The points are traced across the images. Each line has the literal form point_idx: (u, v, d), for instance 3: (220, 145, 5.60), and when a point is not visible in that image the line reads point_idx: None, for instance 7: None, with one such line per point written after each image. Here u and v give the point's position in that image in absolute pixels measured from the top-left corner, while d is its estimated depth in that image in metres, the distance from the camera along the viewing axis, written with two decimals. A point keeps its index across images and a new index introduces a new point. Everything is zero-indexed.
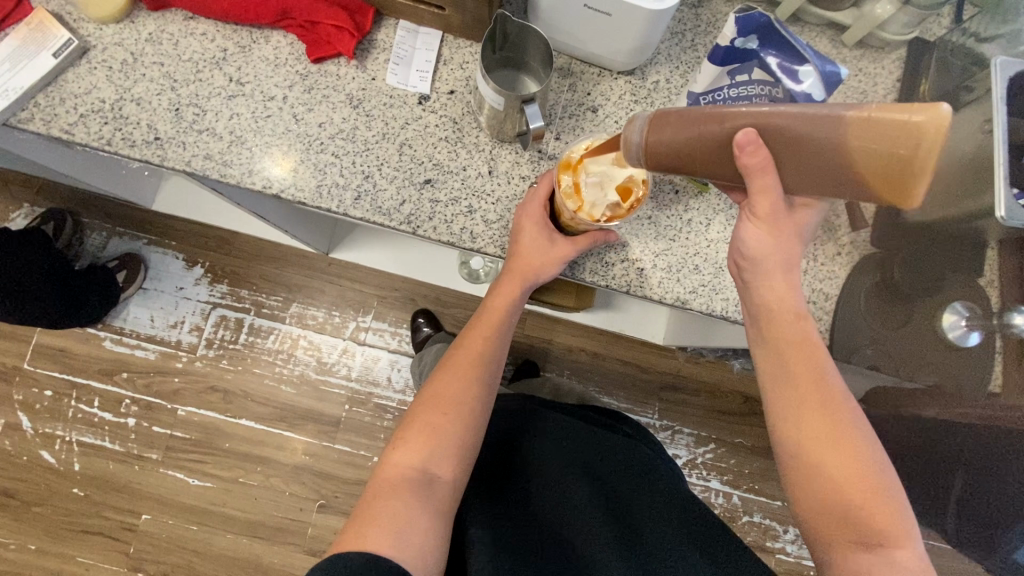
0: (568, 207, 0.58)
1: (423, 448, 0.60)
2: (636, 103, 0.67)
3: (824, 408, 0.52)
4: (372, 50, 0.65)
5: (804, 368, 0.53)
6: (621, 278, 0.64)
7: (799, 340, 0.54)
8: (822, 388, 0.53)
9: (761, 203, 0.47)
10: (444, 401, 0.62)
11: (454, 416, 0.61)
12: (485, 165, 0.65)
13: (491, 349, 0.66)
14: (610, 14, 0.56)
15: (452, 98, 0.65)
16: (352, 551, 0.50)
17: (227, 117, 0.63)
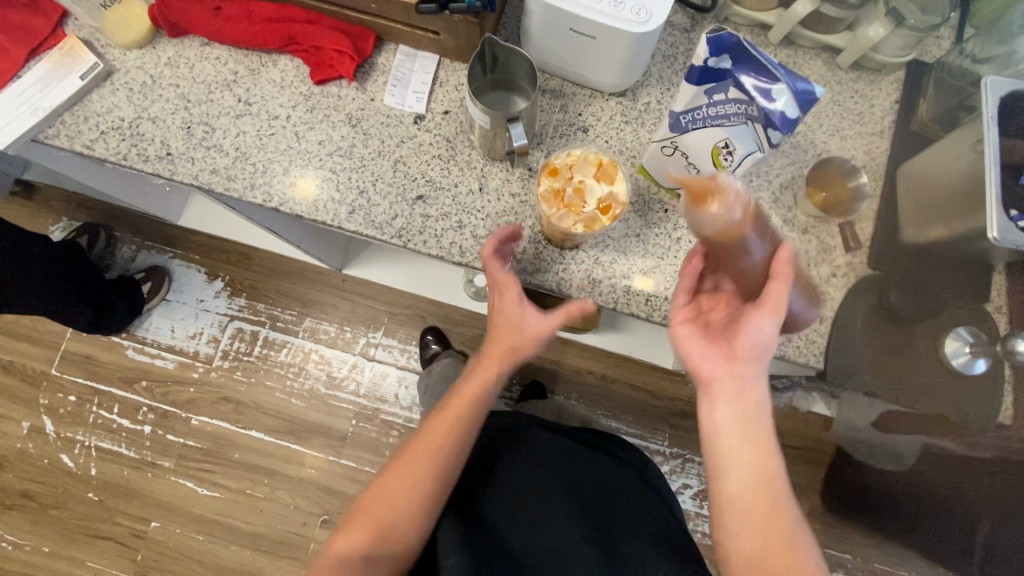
0: (544, 208, 0.53)
1: (364, 533, 0.61)
2: (627, 123, 0.68)
3: (771, 528, 0.50)
4: (372, 73, 0.68)
5: (757, 490, 0.50)
6: (609, 294, 0.64)
7: (766, 473, 0.50)
8: (772, 508, 0.50)
9: (768, 308, 0.48)
10: (394, 493, 0.62)
11: (401, 504, 0.62)
12: (476, 182, 0.67)
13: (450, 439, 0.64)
14: (594, 37, 0.58)
15: (446, 118, 0.68)
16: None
17: (234, 134, 0.67)
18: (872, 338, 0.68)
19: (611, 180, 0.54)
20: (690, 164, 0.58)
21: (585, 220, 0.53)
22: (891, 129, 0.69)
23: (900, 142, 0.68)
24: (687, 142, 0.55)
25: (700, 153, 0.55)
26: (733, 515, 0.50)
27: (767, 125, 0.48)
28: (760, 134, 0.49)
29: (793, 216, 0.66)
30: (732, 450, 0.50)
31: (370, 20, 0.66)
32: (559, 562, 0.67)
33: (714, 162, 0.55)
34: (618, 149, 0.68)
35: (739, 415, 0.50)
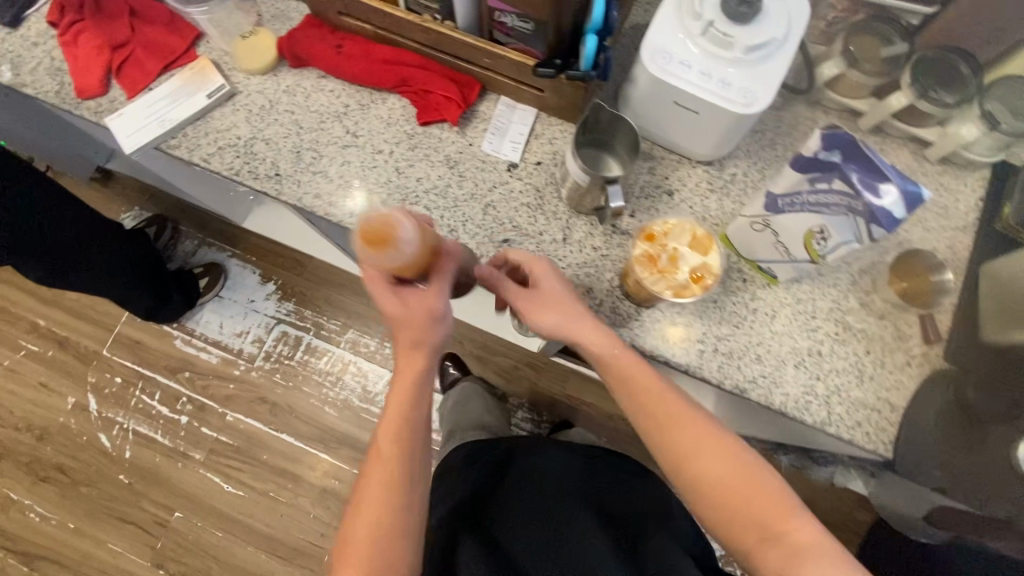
0: (641, 269, 0.57)
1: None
2: (712, 191, 0.70)
3: (702, 452, 0.56)
4: (473, 120, 0.73)
5: (680, 427, 0.58)
6: (682, 356, 0.65)
7: (663, 406, 0.59)
8: (698, 431, 0.57)
9: (541, 297, 0.62)
10: (376, 529, 0.58)
11: (391, 531, 0.58)
12: (560, 232, 0.69)
13: (406, 454, 0.60)
14: (697, 113, 0.61)
15: (538, 168, 0.71)
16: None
17: (339, 163, 0.71)
18: (943, 439, 0.66)
19: (704, 250, 0.59)
20: (779, 242, 0.59)
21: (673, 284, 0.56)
22: (974, 225, 0.70)
23: (982, 239, 0.69)
24: (782, 222, 0.57)
25: (793, 234, 0.57)
26: (697, 457, 0.56)
27: (871, 220, 0.49)
28: (861, 226, 0.51)
29: (872, 302, 0.67)
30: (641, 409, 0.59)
31: (479, 72, 0.70)
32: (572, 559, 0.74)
33: (806, 245, 0.57)
34: (700, 216, 0.70)
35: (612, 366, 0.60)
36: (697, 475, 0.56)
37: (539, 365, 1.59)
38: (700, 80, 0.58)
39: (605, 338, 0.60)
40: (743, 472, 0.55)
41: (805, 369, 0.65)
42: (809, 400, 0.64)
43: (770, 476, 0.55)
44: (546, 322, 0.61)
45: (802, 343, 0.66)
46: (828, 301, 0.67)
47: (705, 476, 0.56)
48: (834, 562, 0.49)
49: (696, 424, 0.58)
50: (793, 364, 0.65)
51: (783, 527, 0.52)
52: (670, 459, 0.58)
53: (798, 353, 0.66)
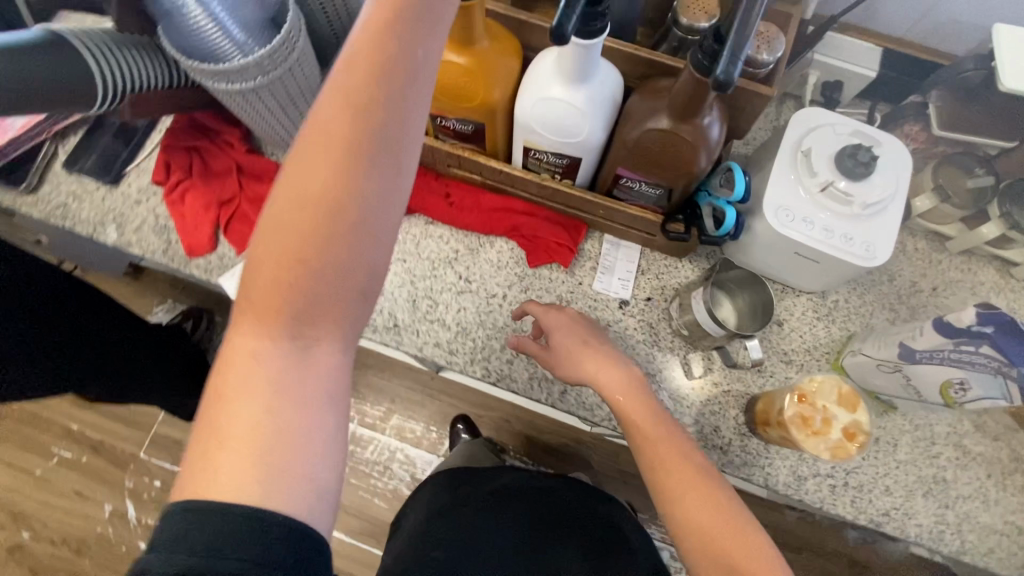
0: (795, 434, 0.56)
1: (279, 329, 0.39)
2: (818, 319, 0.73)
3: (694, 491, 0.56)
4: (582, 259, 0.74)
5: (677, 467, 0.58)
6: (816, 492, 0.67)
7: (657, 436, 0.60)
8: (698, 480, 0.56)
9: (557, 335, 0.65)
10: (313, 237, 0.38)
11: (331, 248, 0.38)
12: (680, 370, 0.70)
13: (359, 178, 0.39)
14: (818, 261, 0.64)
15: (649, 304, 0.72)
16: (191, 510, 0.35)
17: (455, 310, 0.72)
18: None
19: (852, 407, 0.58)
20: (910, 384, 0.61)
21: (835, 448, 0.56)
22: None
23: None
24: (917, 373, 0.59)
25: (928, 383, 0.59)
26: (688, 503, 0.56)
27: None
28: (1012, 388, 0.53)
29: (984, 423, 0.69)
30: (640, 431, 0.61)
31: (589, 218, 0.72)
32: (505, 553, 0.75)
33: (943, 393, 0.58)
34: (812, 345, 0.72)
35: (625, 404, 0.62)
36: (681, 514, 0.56)
37: (587, 439, 1.59)
38: (824, 236, 0.61)
39: (626, 380, 0.63)
40: (731, 524, 0.54)
41: (933, 498, 0.67)
42: (942, 530, 0.66)
43: (761, 535, 0.53)
44: (574, 373, 0.64)
45: (927, 470, 0.68)
46: (944, 425, 0.69)
47: (690, 516, 0.55)
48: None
49: (694, 471, 0.57)
50: (921, 492, 0.67)
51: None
52: (657, 496, 0.58)
53: (924, 482, 0.67)
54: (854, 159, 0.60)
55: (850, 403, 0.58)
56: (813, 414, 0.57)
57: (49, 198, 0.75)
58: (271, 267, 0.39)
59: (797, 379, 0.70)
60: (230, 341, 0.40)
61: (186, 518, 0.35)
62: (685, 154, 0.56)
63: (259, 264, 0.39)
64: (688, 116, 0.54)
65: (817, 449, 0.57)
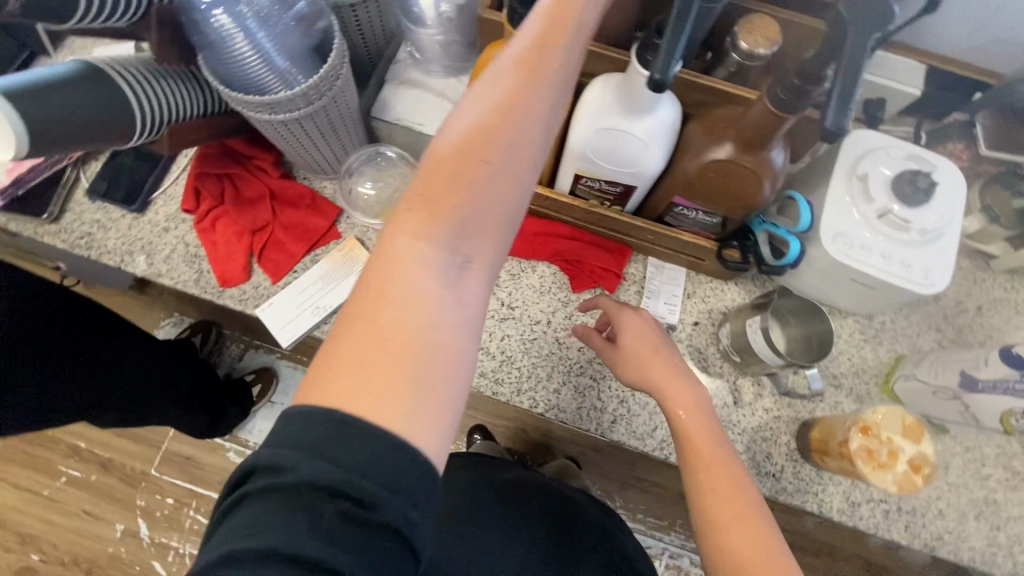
0: (862, 468, 0.56)
1: (440, 232, 0.37)
2: (865, 340, 0.72)
3: (732, 516, 0.50)
4: (626, 284, 0.73)
5: (728, 491, 0.52)
6: (870, 518, 0.66)
7: (708, 452, 0.54)
8: (750, 513, 0.50)
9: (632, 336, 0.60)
10: (485, 147, 0.38)
11: (499, 162, 0.38)
12: (730, 396, 0.69)
13: (541, 104, 0.40)
14: (874, 288, 0.63)
15: (696, 329, 0.71)
16: (335, 415, 0.33)
17: (499, 338, 0.70)
18: None
19: (916, 439, 0.59)
20: (968, 411, 0.62)
21: (902, 481, 0.57)
22: None
23: None
24: (977, 402, 0.60)
25: (988, 411, 0.60)
26: (720, 527, 0.50)
27: None
28: None
29: None
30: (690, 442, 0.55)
31: (635, 242, 0.70)
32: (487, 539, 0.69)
33: (1003, 421, 0.59)
34: (860, 367, 0.71)
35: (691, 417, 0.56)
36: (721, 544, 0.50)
37: None
38: (883, 264, 0.61)
39: (697, 398, 0.56)
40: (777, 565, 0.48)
41: (986, 520, 0.67)
42: (996, 553, 0.66)
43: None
44: (632, 377, 0.60)
45: (978, 492, 0.67)
46: (993, 446, 0.69)
47: (733, 542, 0.49)
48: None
49: (746, 502, 0.51)
50: (973, 515, 0.67)
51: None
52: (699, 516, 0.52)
53: (976, 504, 0.67)
54: (915, 186, 0.59)
55: (913, 435, 0.59)
56: (878, 448, 0.57)
57: (72, 227, 0.72)
58: (445, 163, 0.38)
59: (848, 403, 0.69)
60: (387, 229, 0.38)
61: (322, 409, 0.33)
62: (746, 185, 0.55)
63: (432, 163, 0.38)
64: (754, 147, 0.52)
65: (884, 483, 0.57)
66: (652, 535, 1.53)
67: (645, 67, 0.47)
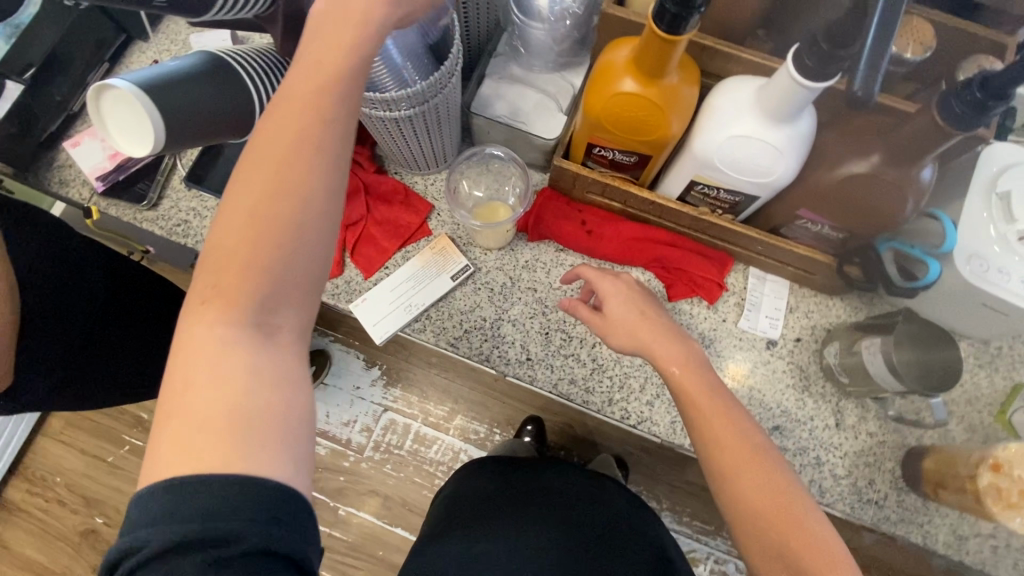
0: (990, 506, 0.57)
1: (239, 301, 0.37)
2: (979, 366, 0.68)
3: (760, 471, 0.49)
4: (724, 294, 0.70)
5: (733, 444, 0.50)
6: (977, 553, 0.63)
7: (716, 408, 0.52)
8: (755, 452, 0.49)
9: (616, 305, 0.58)
10: (258, 229, 0.37)
11: (295, 210, 0.38)
12: (832, 417, 0.66)
13: (318, 136, 0.39)
14: (1006, 314, 0.59)
15: (798, 345, 0.69)
16: (181, 476, 0.33)
17: (590, 345, 0.69)
18: None
19: None
20: None
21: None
22: None
23: None
24: None
25: None
26: (754, 489, 0.48)
27: None
28: None
29: None
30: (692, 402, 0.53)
31: (737, 251, 0.68)
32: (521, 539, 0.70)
33: None
34: (971, 394, 0.67)
35: (686, 372, 0.54)
36: (733, 493, 0.49)
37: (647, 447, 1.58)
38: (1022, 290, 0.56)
39: (689, 360, 0.54)
40: (788, 505, 0.47)
41: None
42: None
43: (820, 520, 0.47)
44: (625, 345, 0.57)
45: None
46: None
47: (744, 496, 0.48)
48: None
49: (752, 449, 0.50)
50: None
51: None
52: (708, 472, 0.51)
53: None
54: None
55: None
56: (1006, 486, 0.57)
57: (169, 214, 0.73)
58: (242, 196, 0.38)
59: (957, 432, 0.66)
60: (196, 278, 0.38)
61: (165, 485, 0.33)
62: (885, 200, 0.52)
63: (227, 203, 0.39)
64: (902, 161, 0.49)
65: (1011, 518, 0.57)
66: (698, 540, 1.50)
67: (802, 74, 0.44)
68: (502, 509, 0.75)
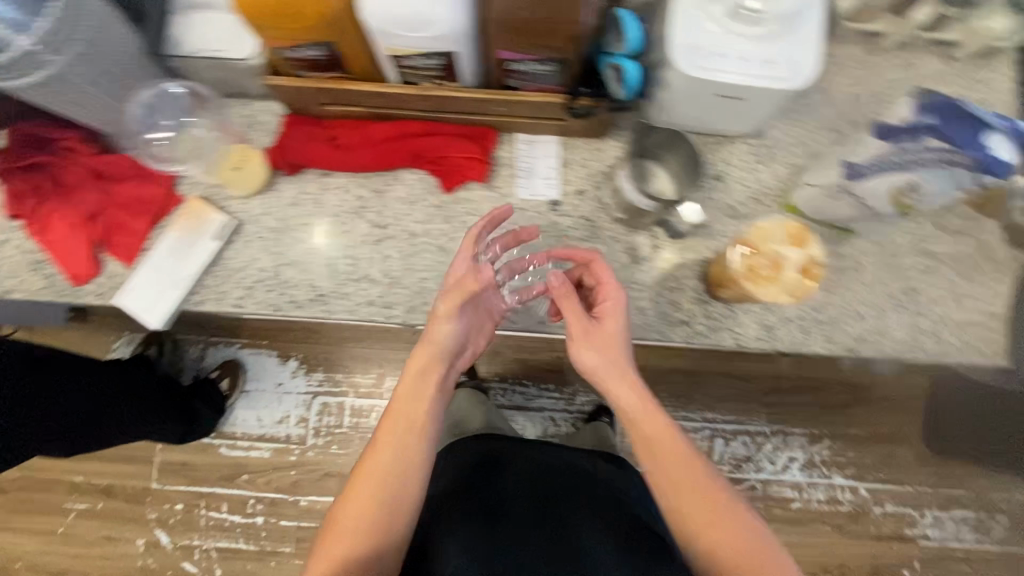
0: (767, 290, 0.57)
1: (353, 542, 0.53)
2: (759, 162, 0.68)
3: (731, 529, 0.53)
4: (498, 168, 0.67)
5: (717, 486, 0.55)
6: (788, 339, 0.64)
7: (694, 471, 0.55)
8: (728, 507, 0.54)
9: (608, 325, 0.59)
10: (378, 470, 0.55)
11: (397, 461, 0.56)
12: (628, 256, 0.66)
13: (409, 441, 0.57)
14: (742, 98, 0.57)
15: (582, 198, 0.67)
16: None
17: (379, 262, 0.66)
18: None
19: (804, 243, 0.56)
20: (861, 203, 0.58)
21: (793, 288, 0.55)
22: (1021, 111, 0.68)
23: None
24: (863, 189, 0.55)
25: (877, 196, 0.55)
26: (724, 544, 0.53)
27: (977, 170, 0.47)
28: (963, 176, 0.49)
29: (945, 221, 0.67)
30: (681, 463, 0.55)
31: (491, 120, 0.64)
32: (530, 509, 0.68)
33: (894, 203, 0.55)
34: (757, 192, 0.67)
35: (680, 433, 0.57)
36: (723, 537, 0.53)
37: None
38: (744, 67, 0.55)
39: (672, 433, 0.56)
40: (758, 554, 0.52)
41: (904, 310, 0.65)
42: (917, 338, 0.65)
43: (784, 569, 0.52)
44: (589, 363, 0.59)
45: (894, 285, 0.66)
46: (906, 235, 0.66)
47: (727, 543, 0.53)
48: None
49: (724, 492, 0.55)
50: (893, 308, 0.65)
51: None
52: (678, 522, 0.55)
53: (893, 297, 0.65)
54: None
55: (800, 240, 0.56)
56: (757, 260, 0.56)
57: None
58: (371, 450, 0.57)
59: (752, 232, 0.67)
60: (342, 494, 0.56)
61: None
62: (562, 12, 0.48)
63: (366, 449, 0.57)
64: None
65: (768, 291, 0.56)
66: None
67: None
68: (507, 484, 0.72)
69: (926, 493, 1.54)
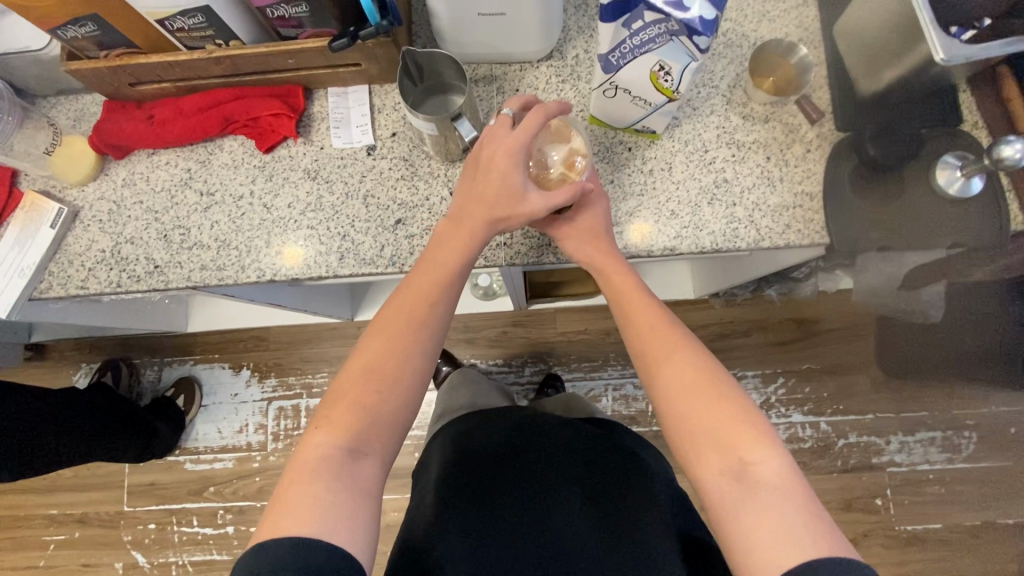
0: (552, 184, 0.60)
1: (350, 431, 0.55)
2: (563, 82, 0.69)
3: (713, 397, 0.56)
4: (312, 123, 0.70)
5: (654, 335, 0.61)
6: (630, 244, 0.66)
7: (670, 345, 0.60)
8: (710, 378, 0.57)
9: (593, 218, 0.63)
10: (389, 350, 0.58)
11: (412, 345, 0.59)
12: (445, 189, 0.68)
13: (414, 333, 0.59)
14: (504, 13, 0.59)
15: (396, 139, 0.69)
16: (297, 536, 0.48)
17: (209, 227, 0.69)
18: (868, 204, 0.66)
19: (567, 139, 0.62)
20: (635, 96, 0.59)
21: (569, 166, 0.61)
22: None
23: (826, 4, 0.69)
24: (625, 78, 0.56)
25: (640, 83, 0.56)
26: (703, 411, 0.55)
27: (691, 33, 0.49)
28: (688, 44, 0.50)
29: (751, 109, 0.67)
30: (664, 340, 0.60)
31: (292, 76, 0.67)
32: (531, 495, 0.68)
33: (656, 87, 0.56)
34: None
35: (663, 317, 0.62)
36: (662, 376, 0.59)
37: (524, 319, 1.52)
38: None
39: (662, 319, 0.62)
40: (743, 419, 0.54)
41: (719, 203, 0.66)
42: (734, 228, 0.65)
43: (765, 432, 0.54)
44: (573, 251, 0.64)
45: (706, 179, 0.66)
46: (713, 130, 0.67)
47: (669, 382, 0.58)
48: (786, 499, 0.50)
49: (690, 356, 0.59)
50: (706, 202, 0.66)
51: (739, 447, 0.53)
52: (660, 388, 0.59)
53: (706, 191, 0.66)
54: None
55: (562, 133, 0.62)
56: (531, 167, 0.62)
57: None
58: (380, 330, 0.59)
59: None
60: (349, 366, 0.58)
61: (285, 543, 0.48)
62: None
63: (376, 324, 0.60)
64: None
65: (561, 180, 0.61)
66: (596, 377, 1.49)
67: None
68: (502, 467, 0.72)
69: (889, 419, 1.46)
